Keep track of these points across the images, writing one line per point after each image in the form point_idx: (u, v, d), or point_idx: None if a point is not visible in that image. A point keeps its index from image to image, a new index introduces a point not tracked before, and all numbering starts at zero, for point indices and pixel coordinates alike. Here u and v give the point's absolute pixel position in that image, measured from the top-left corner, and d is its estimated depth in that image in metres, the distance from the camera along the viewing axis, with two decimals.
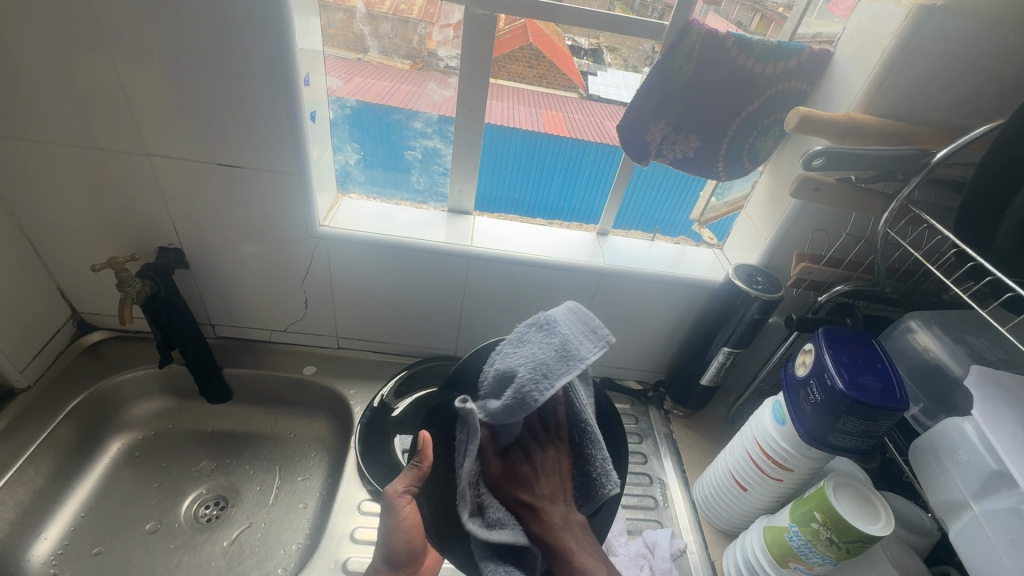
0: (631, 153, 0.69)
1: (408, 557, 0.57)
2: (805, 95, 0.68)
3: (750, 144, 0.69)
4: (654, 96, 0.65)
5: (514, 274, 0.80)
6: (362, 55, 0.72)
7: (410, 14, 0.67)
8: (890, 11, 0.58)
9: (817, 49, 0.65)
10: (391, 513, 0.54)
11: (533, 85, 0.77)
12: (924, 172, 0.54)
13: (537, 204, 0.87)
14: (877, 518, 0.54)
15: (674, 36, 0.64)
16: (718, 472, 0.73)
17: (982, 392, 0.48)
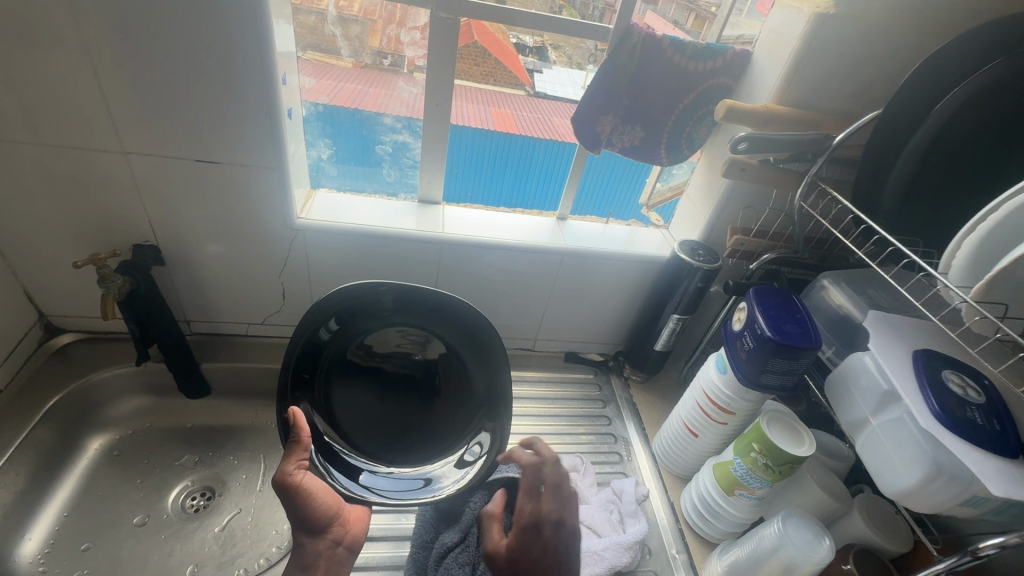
0: (584, 143, 0.78)
1: (326, 521, 0.62)
2: (730, 90, 0.78)
3: (687, 133, 0.79)
4: (603, 91, 0.74)
5: (483, 258, 0.87)
6: (301, 53, 0.74)
7: (352, 12, 0.72)
8: (795, 18, 0.68)
9: (739, 50, 0.76)
10: (293, 494, 0.60)
11: (481, 82, 0.81)
12: (827, 153, 0.65)
13: (496, 196, 0.94)
14: (802, 443, 0.65)
15: (618, 38, 0.72)
16: (673, 425, 0.83)
17: (875, 329, 0.59)
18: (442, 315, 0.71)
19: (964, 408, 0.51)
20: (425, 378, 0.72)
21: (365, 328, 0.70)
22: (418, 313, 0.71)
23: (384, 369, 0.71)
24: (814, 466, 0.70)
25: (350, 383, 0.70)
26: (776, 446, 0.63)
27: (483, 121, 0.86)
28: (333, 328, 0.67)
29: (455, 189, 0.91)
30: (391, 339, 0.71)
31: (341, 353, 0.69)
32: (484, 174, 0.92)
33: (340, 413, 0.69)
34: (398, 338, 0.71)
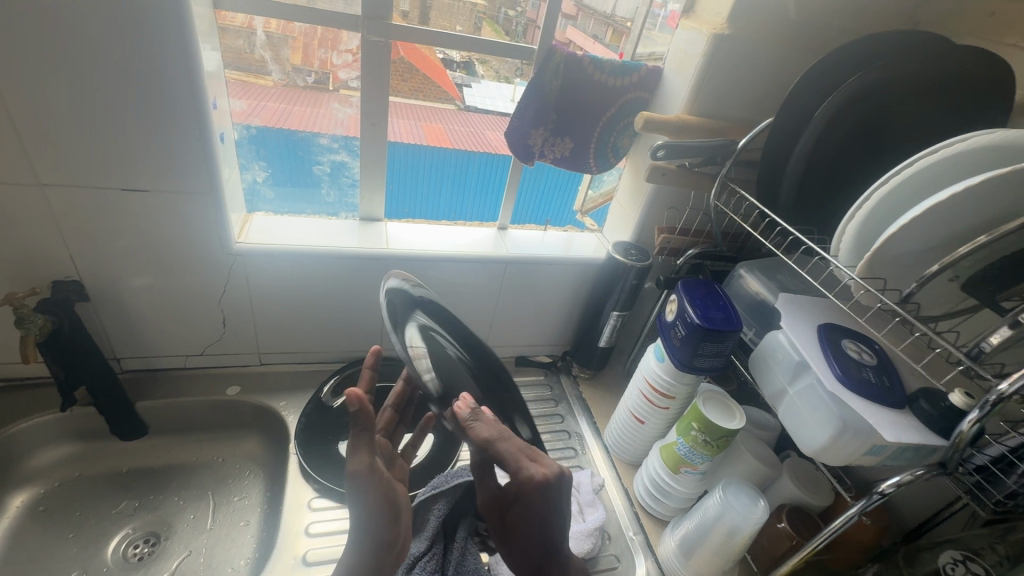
0: (519, 155, 0.83)
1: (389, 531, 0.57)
2: (647, 102, 0.85)
3: (611, 142, 0.86)
4: (532, 107, 0.79)
5: (429, 270, 0.88)
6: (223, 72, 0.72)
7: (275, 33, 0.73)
8: (696, 37, 0.75)
9: (651, 66, 0.83)
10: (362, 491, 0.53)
11: (410, 96, 0.85)
12: (733, 157, 0.72)
13: (434, 210, 0.97)
14: (734, 417, 0.72)
15: (543, 56, 0.78)
16: (621, 415, 0.88)
17: (786, 309, 0.67)
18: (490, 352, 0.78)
19: (861, 370, 0.59)
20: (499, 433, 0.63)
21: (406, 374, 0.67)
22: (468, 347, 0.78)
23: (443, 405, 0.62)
24: (747, 439, 0.77)
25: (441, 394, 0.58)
26: (712, 423, 0.70)
27: (414, 135, 0.90)
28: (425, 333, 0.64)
29: (392, 204, 0.93)
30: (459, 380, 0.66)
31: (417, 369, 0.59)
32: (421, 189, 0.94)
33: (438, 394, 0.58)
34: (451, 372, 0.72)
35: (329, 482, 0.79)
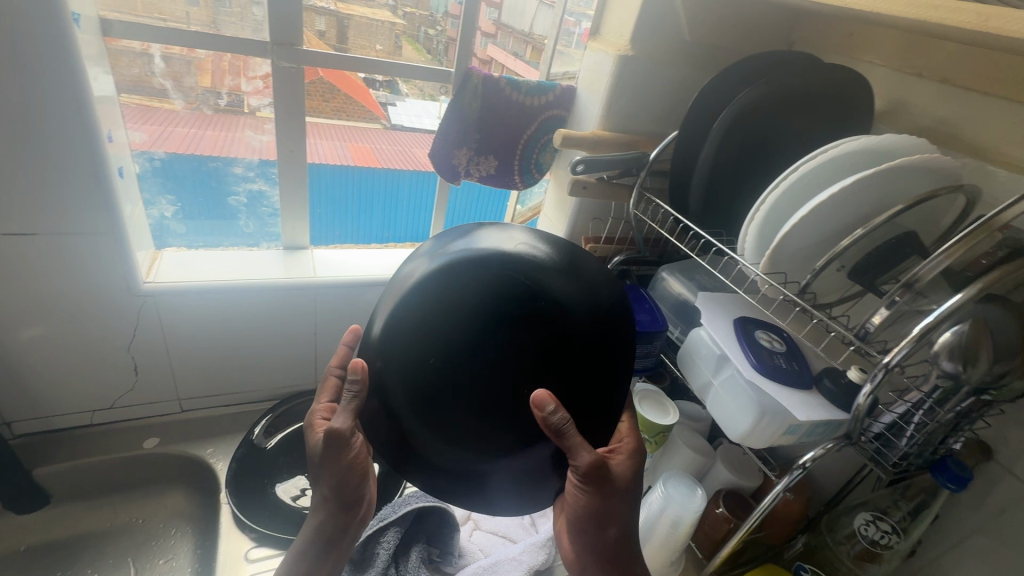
0: (445, 176, 0.85)
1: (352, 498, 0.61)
2: (565, 119, 0.89)
3: (535, 158, 0.89)
4: (454, 128, 0.82)
5: (361, 296, 0.87)
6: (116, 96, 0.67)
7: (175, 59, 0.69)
8: (604, 58, 0.80)
9: (565, 86, 0.87)
10: (341, 448, 0.56)
11: (332, 117, 0.83)
12: (646, 169, 0.77)
13: (365, 234, 0.96)
14: (668, 412, 0.76)
15: (461, 79, 0.80)
16: None
17: (706, 307, 0.72)
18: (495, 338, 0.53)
19: (772, 357, 0.64)
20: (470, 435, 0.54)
21: (527, 278, 0.52)
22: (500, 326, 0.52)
23: (483, 347, 0.53)
24: (684, 433, 0.81)
25: (550, 357, 0.52)
26: (648, 421, 0.73)
27: (340, 158, 0.88)
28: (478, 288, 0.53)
29: (318, 230, 0.91)
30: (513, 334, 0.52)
31: (506, 304, 0.53)
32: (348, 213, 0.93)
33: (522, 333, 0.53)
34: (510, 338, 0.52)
35: (267, 529, 0.74)
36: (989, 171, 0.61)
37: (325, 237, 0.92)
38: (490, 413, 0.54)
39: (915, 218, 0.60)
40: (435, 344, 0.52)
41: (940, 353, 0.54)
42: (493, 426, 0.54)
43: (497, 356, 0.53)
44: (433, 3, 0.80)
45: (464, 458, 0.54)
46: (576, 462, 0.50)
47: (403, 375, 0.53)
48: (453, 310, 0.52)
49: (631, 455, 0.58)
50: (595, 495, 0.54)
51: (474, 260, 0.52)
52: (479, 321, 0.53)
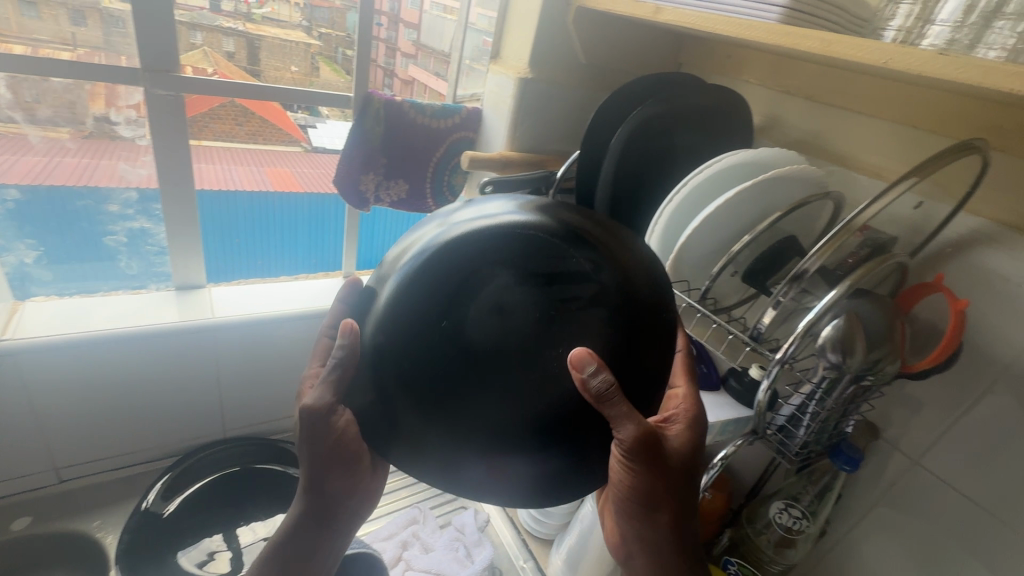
0: (352, 203, 0.83)
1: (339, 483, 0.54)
2: (474, 141, 0.89)
3: (447, 180, 0.88)
4: (358, 153, 0.80)
5: (270, 333, 0.81)
6: None
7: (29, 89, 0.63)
8: (505, 81, 0.82)
9: (471, 109, 0.87)
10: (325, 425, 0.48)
11: (246, 142, 0.82)
12: (553, 187, 0.78)
13: (287, 262, 0.94)
14: None
15: (360, 103, 0.79)
16: None
17: None
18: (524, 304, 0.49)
19: None
20: (485, 412, 0.48)
21: (556, 241, 0.47)
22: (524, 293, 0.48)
23: (507, 311, 0.49)
24: None
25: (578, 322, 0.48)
26: None
27: (258, 184, 0.86)
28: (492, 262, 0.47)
29: (236, 259, 0.89)
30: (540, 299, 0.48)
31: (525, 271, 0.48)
32: (269, 242, 0.91)
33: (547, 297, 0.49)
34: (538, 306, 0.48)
35: None
36: (855, 179, 0.69)
37: (241, 268, 0.90)
38: (508, 385, 0.49)
39: (793, 221, 0.65)
40: (448, 323, 0.47)
41: (825, 346, 0.57)
42: (515, 398, 0.48)
43: (521, 320, 0.49)
44: (349, 24, 0.78)
45: (480, 443, 0.46)
46: (619, 435, 0.44)
47: (408, 368, 0.46)
48: (473, 276, 0.47)
49: (691, 427, 0.51)
50: (645, 471, 0.47)
51: (493, 225, 0.46)
52: (504, 285, 0.48)
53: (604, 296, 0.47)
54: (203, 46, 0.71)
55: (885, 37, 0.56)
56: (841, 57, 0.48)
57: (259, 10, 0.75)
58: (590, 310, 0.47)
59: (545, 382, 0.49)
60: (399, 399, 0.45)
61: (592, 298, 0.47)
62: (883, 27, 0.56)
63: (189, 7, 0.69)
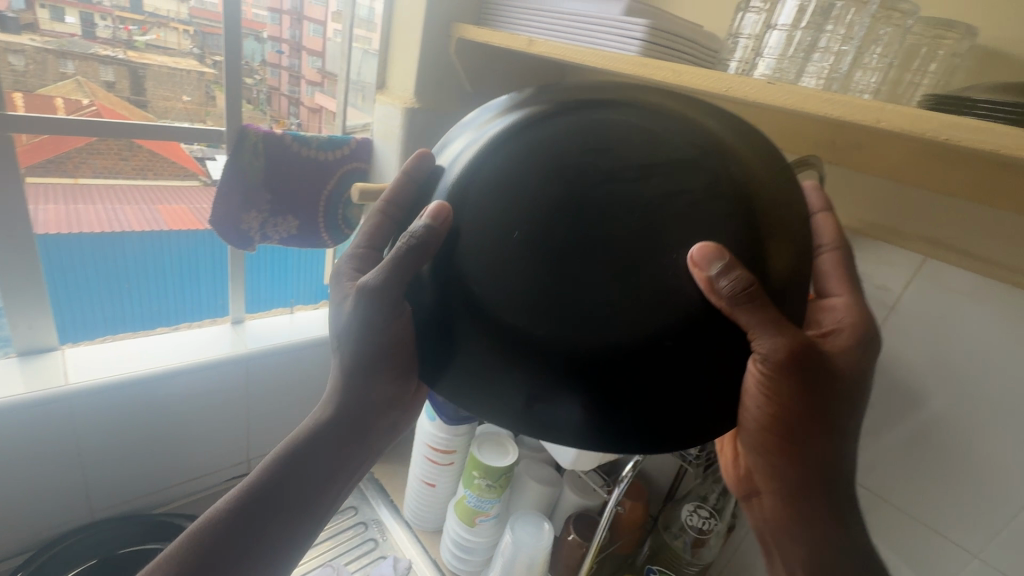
0: (236, 244, 0.77)
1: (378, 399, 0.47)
2: (366, 172, 0.87)
3: (342, 213, 0.85)
4: (236, 192, 0.74)
5: (144, 392, 0.73)
6: None
7: None
8: (392, 111, 0.81)
9: (360, 139, 0.85)
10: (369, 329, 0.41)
11: (137, 177, 0.77)
12: None
13: (186, 308, 0.86)
14: (507, 451, 0.77)
15: (234, 138, 0.74)
16: (412, 486, 0.84)
17: None
18: (626, 202, 0.31)
19: None
20: (551, 345, 0.31)
21: (638, 118, 0.32)
22: (618, 184, 0.31)
23: (605, 213, 0.31)
24: (530, 466, 0.81)
25: (703, 220, 0.31)
26: (489, 466, 0.73)
27: (150, 225, 0.79)
28: (544, 150, 0.32)
29: (126, 306, 0.80)
30: (647, 193, 0.31)
31: (611, 155, 0.31)
32: (164, 287, 0.82)
33: (666, 188, 0.31)
34: (644, 203, 0.31)
35: None
36: None
37: (129, 319, 0.81)
38: (585, 313, 0.31)
39: None
40: (507, 244, 0.32)
41: None
42: (576, 331, 0.31)
43: (623, 223, 0.31)
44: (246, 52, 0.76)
45: (529, 382, 0.32)
46: (760, 351, 0.33)
47: (473, 301, 0.32)
48: (533, 172, 0.32)
49: (854, 341, 0.41)
50: (780, 398, 0.38)
51: (534, 118, 0.33)
52: (584, 173, 0.31)
53: (719, 186, 0.32)
54: (76, 76, 0.68)
55: (730, 68, 0.61)
56: (690, 85, 0.52)
57: (142, 37, 0.71)
58: (697, 198, 0.32)
59: (665, 305, 0.31)
60: (448, 323, 0.33)
61: (686, 175, 0.31)
62: (727, 59, 0.61)
63: (55, 34, 0.65)
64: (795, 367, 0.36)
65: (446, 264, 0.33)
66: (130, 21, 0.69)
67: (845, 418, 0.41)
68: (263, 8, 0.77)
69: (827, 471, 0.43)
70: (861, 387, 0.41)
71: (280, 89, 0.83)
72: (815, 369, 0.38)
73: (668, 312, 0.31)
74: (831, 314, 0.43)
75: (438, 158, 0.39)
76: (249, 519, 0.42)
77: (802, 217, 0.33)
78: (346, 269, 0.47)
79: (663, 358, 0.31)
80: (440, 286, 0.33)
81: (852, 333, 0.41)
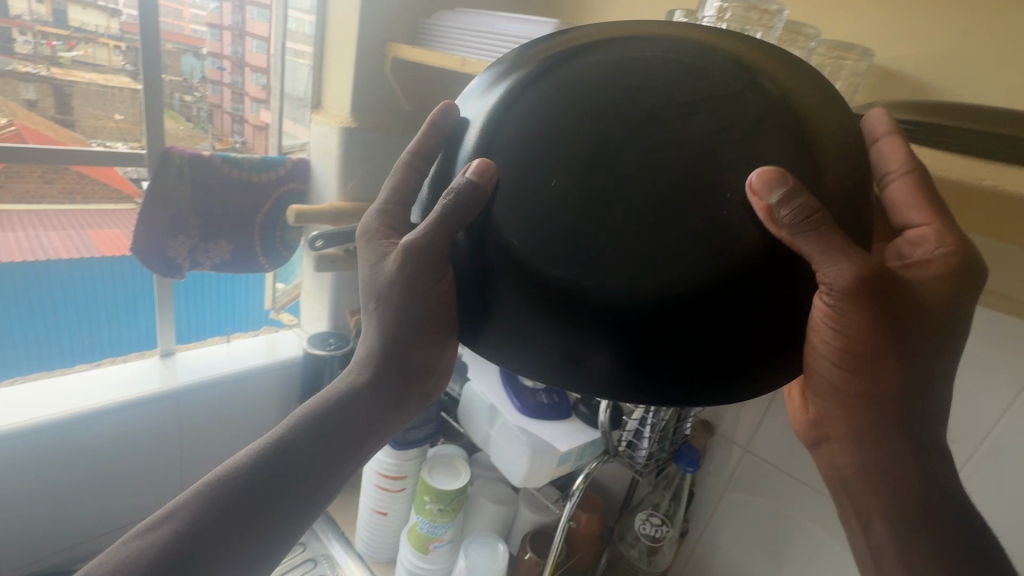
0: (162, 274, 0.73)
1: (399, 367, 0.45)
2: (304, 193, 0.84)
3: (280, 235, 0.82)
4: (160, 218, 0.70)
5: (60, 436, 0.68)
6: None
7: None
8: (328, 130, 0.79)
9: (297, 159, 0.83)
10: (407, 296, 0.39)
11: (64, 202, 0.78)
12: None
13: (122, 339, 0.81)
14: (460, 473, 0.75)
15: (155, 161, 0.70)
16: (363, 516, 0.80)
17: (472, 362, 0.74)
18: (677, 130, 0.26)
19: (535, 396, 0.69)
20: (586, 296, 0.27)
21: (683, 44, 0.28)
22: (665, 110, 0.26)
23: (653, 139, 0.26)
24: (484, 486, 0.80)
25: (766, 144, 0.27)
26: (440, 491, 0.71)
27: (78, 249, 0.77)
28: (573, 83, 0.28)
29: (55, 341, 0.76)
30: (704, 119, 0.27)
31: (659, 78, 0.27)
32: (97, 318, 0.79)
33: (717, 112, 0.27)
34: (697, 129, 0.26)
35: None
36: None
37: (56, 355, 0.76)
38: (632, 258, 0.26)
39: None
40: (548, 184, 0.27)
41: None
42: (623, 280, 0.26)
43: (668, 152, 0.26)
44: (185, 68, 0.77)
45: (564, 336, 0.28)
46: (828, 282, 0.28)
47: (510, 250, 0.28)
48: (563, 104, 0.28)
49: (944, 275, 0.34)
50: (855, 341, 0.33)
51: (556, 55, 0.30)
52: (627, 98, 0.27)
53: (774, 109, 0.27)
54: None
55: None
56: None
57: (68, 53, 0.71)
58: (754, 128, 0.27)
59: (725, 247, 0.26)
60: (484, 280, 0.30)
61: (740, 103, 0.27)
62: None
63: None
64: (867, 307, 0.31)
65: (480, 228, 0.30)
66: (51, 38, 0.69)
67: (939, 364, 0.34)
68: (201, 23, 0.77)
69: (918, 432, 0.36)
70: (960, 329, 0.34)
71: (222, 106, 0.82)
72: (888, 306, 0.32)
73: (729, 257, 0.26)
74: (921, 248, 0.35)
75: (462, 105, 0.35)
76: (275, 478, 0.40)
77: (856, 147, 0.29)
78: (376, 227, 0.43)
79: (719, 309, 0.26)
80: (474, 239, 0.30)
81: (944, 264, 0.34)
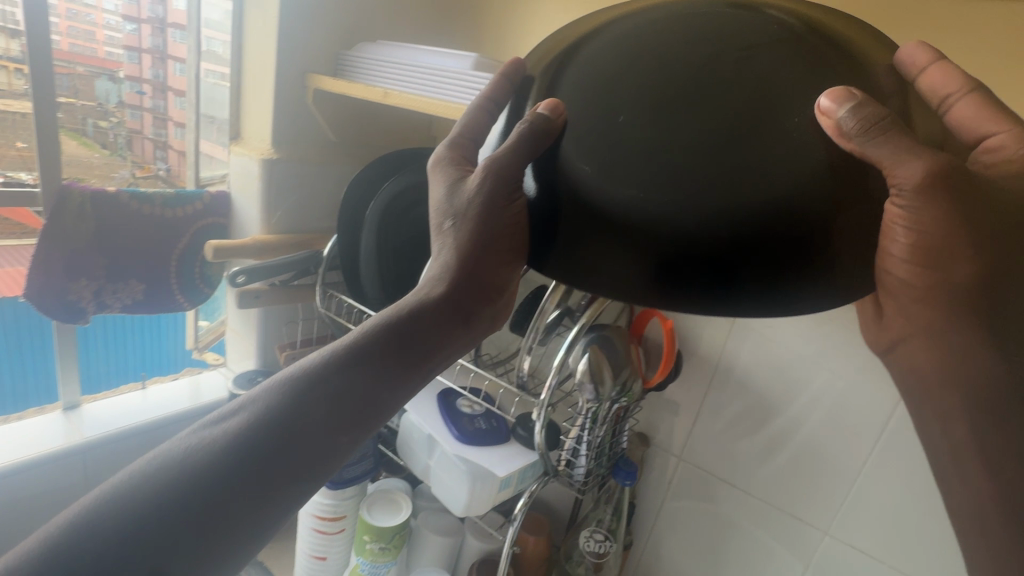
0: (63, 320, 0.67)
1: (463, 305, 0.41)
2: (225, 227, 0.81)
3: (199, 272, 0.78)
4: (59, 259, 0.65)
5: None
6: None
7: None
8: (248, 162, 0.77)
9: (215, 192, 0.79)
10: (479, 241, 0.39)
11: None
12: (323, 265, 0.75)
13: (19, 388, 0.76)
14: (400, 508, 0.73)
15: (52, 199, 0.65)
16: (299, 564, 0.76)
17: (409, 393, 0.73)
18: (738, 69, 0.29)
19: (473, 422, 0.68)
20: (672, 210, 0.27)
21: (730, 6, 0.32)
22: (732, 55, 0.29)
23: (721, 72, 0.28)
24: (429, 518, 0.78)
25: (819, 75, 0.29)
26: (380, 528, 0.69)
27: None
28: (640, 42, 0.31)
29: None
30: (765, 58, 0.29)
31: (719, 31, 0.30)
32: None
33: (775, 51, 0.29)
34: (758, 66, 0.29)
35: None
36: None
37: None
38: (703, 177, 0.26)
39: None
40: (630, 119, 0.28)
41: (582, 381, 0.62)
42: (707, 196, 0.26)
43: (738, 84, 0.28)
44: (100, 93, 0.77)
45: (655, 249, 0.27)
46: (899, 188, 0.29)
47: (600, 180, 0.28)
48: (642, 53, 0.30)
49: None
50: (928, 244, 0.31)
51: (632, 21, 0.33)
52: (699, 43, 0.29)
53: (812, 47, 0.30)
54: None
55: None
56: None
57: None
58: (816, 69, 0.29)
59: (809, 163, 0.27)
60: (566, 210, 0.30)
61: (793, 46, 0.29)
62: None
63: None
64: (943, 206, 0.30)
65: (554, 164, 0.31)
66: None
67: None
68: (118, 47, 0.76)
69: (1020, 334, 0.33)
70: None
71: (143, 131, 0.82)
72: (965, 201, 0.30)
73: (804, 169, 0.27)
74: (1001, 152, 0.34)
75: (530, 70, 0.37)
76: (285, 446, 0.34)
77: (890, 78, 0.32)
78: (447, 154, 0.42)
79: (799, 221, 0.26)
80: (546, 184, 0.31)
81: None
